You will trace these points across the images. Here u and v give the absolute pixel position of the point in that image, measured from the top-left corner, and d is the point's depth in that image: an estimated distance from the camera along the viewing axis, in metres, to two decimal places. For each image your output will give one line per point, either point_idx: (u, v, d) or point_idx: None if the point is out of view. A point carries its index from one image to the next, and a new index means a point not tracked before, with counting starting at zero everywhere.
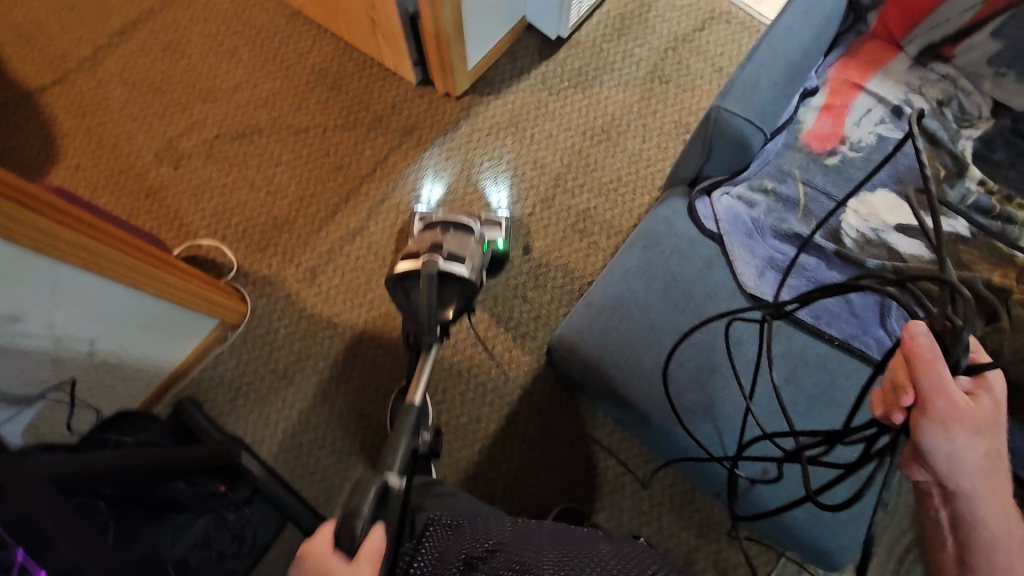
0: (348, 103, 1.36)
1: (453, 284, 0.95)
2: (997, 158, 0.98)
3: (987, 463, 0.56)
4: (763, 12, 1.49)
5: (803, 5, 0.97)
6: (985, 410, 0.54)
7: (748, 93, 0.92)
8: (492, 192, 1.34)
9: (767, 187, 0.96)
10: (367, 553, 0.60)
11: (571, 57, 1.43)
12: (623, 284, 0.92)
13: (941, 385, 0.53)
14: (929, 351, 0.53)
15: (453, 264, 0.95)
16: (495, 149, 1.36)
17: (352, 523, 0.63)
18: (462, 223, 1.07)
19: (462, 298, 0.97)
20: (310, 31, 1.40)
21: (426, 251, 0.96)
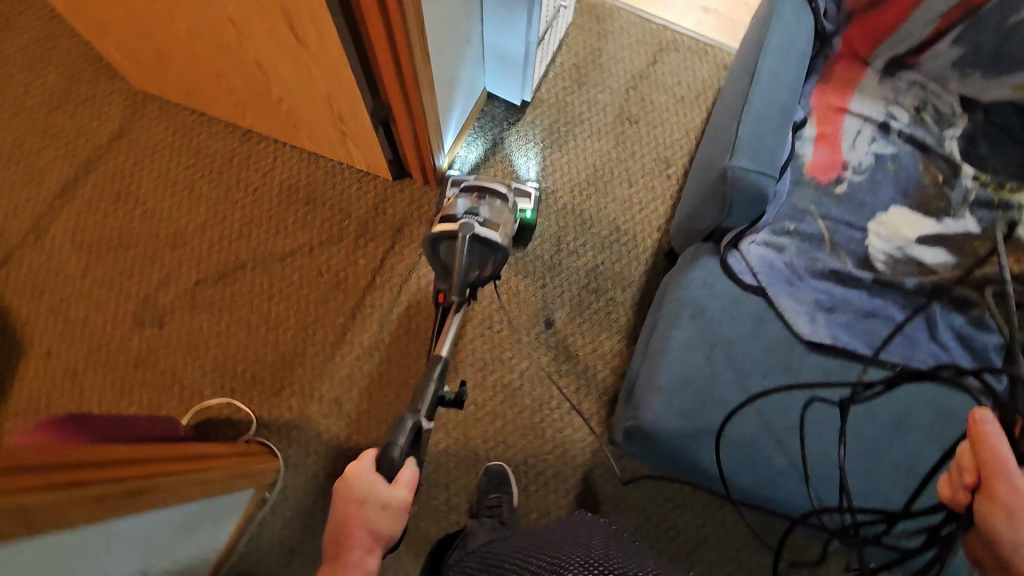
0: (329, 215, 1.30)
1: (487, 249, 0.92)
2: (981, 151, 1.02)
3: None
4: (706, 35, 1.52)
5: (779, 47, 0.99)
6: None
7: (755, 147, 0.93)
8: (519, 160, 1.39)
9: (790, 228, 0.98)
10: (404, 480, 0.69)
11: (543, 108, 1.43)
12: (684, 361, 0.91)
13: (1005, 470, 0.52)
14: (999, 435, 0.53)
15: (489, 231, 0.91)
16: (522, 124, 1.41)
17: (391, 451, 0.69)
18: (495, 189, 1.03)
19: (497, 263, 0.94)
20: (269, 149, 1.33)
21: (461, 215, 0.93)
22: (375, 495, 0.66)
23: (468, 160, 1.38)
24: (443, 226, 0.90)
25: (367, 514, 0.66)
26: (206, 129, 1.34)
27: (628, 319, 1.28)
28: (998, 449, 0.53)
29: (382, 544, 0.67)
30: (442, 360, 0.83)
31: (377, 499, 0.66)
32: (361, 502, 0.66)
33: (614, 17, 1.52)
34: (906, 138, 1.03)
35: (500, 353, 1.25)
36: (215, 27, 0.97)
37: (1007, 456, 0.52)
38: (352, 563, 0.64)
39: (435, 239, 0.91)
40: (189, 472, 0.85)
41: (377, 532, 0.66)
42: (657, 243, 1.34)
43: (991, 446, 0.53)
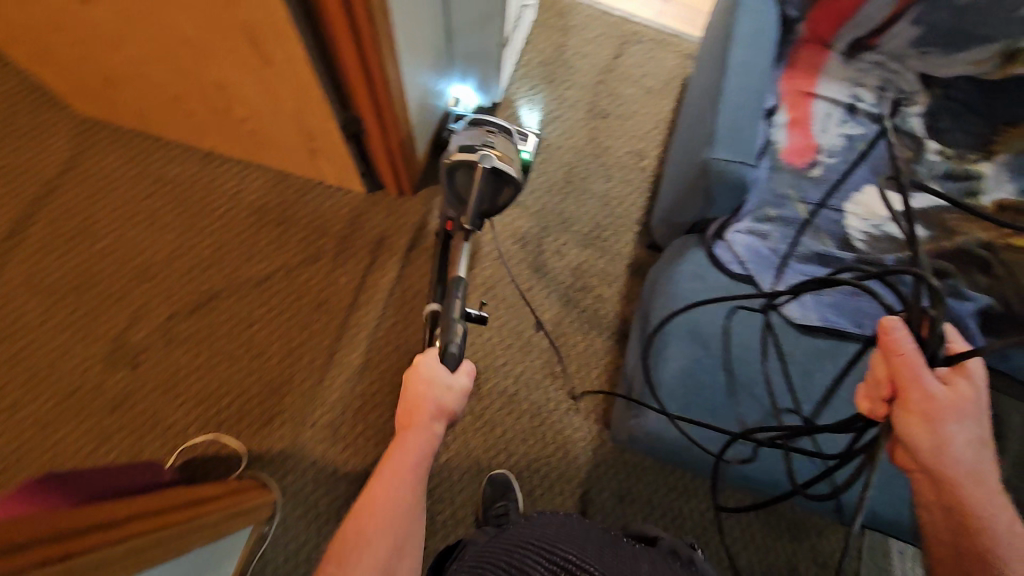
0: (304, 233, 1.26)
1: (502, 182, 0.90)
2: (943, 126, 1.07)
3: (981, 455, 0.63)
4: (667, 25, 1.53)
5: (746, 37, 1.01)
6: (962, 396, 0.62)
7: (734, 137, 0.94)
8: (524, 112, 1.41)
9: (771, 214, 0.99)
10: (464, 369, 0.83)
11: (527, 79, 1.44)
12: (684, 353, 0.92)
13: (917, 373, 0.61)
14: (906, 344, 0.61)
15: (506, 164, 0.88)
16: (519, 80, 1.43)
17: (450, 345, 0.81)
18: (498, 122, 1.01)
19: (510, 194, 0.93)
20: (234, 170, 1.28)
21: (478, 143, 0.90)
22: (440, 381, 0.79)
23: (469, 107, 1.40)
24: (459, 156, 0.89)
25: (434, 394, 0.78)
26: (164, 153, 1.28)
27: (617, 314, 1.29)
28: (909, 357, 0.61)
29: (446, 417, 0.80)
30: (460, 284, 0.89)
31: (442, 381, 0.79)
32: (428, 387, 0.79)
33: (576, 12, 1.51)
34: (874, 118, 1.05)
35: (493, 360, 1.24)
36: (172, 50, 0.92)
37: (918, 363, 0.61)
38: (422, 430, 0.77)
39: (452, 167, 0.90)
40: (178, 522, 0.80)
41: (443, 406, 0.78)
42: (637, 235, 1.34)
43: (904, 356, 0.61)
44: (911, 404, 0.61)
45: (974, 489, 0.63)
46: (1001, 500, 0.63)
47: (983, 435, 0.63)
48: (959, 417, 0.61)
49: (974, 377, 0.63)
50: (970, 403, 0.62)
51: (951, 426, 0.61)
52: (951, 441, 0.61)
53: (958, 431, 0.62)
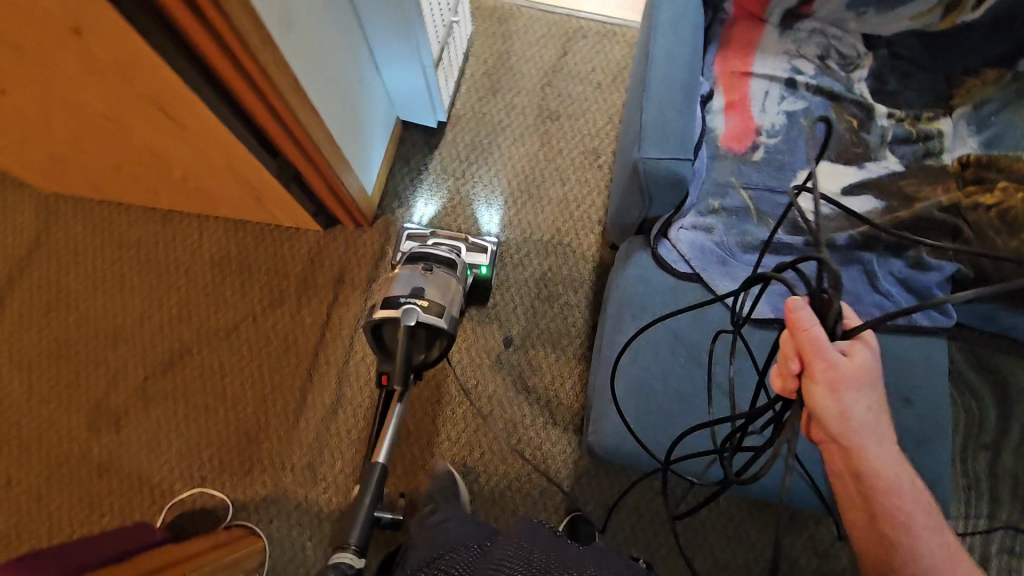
0: (265, 279, 1.27)
1: (433, 333, 0.93)
2: (891, 87, 1.02)
3: (877, 414, 0.66)
4: (610, 14, 1.49)
5: (667, 27, 0.97)
6: (865, 368, 0.63)
7: (661, 134, 0.90)
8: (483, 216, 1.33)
9: (715, 206, 0.96)
10: None
11: (481, 170, 1.36)
12: (636, 362, 0.90)
13: (822, 349, 0.60)
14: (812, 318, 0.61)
15: (433, 317, 0.92)
16: (466, 89, 1.42)
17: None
18: (441, 257, 1.06)
19: (439, 344, 0.95)
20: (192, 224, 1.30)
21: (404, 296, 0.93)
22: None
23: (425, 216, 1.32)
24: (385, 310, 0.91)
25: None
26: (124, 216, 1.30)
27: (586, 320, 1.27)
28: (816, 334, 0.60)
29: None
30: (378, 467, 0.89)
31: None
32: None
33: (514, 17, 1.48)
34: (814, 90, 1.00)
35: (464, 383, 1.24)
36: (95, 125, 0.94)
37: (822, 337, 0.59)
38: None
39: (378, 323, 0.93)
40: None
41: None
42: (599, 237, 1.32)
43: (809, 330, 0.60)
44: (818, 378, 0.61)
45: (874, 447, 0.67)
46: (894, 449, 0.68)
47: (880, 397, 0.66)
48: (858, 385, 0.62)
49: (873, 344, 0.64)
50: (870, 373, 0.63)
51: (852, 395, 0.62)
52: (854, 411, 0.63)
53: (860, 399, 0.63)
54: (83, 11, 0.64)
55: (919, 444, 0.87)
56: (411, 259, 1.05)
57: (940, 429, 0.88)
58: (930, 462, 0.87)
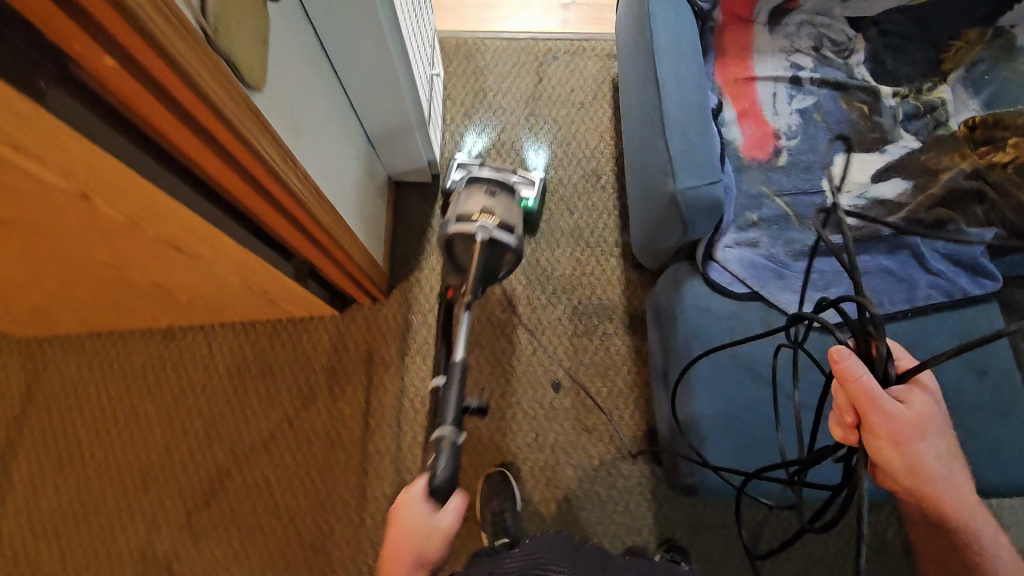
0: (291, 378, 1.19)
1: (503, 250, 0.89)
2: (888, 66, 1.03)
3: (949, 460, 0.65)
4: (575, 30, 1.46)
5: (670, 48, 0.93)
6: (927, 416, 0.61)
7: (693, 161, 0.89)
8: (530, 154, 1.36)
9: (754, 218, 0.95)
10: (453, 508, 0.76)
11: (501, 147, 1.36)
12: (719, 396, 0.88)
13: (875, 399, 0.57)
14: (864, 372, 0.57)
15: (505, 235, 0.88)
16: (453, 133, 1.37)
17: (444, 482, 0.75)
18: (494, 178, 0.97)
19: (511, 260, 0.92)
20: (197, 337, 1.21)
21: (478, 214, 0.88)
22: (424, 526, 0.73)
23: (478, 147, 1.36)
24: (457, 228, 0.87)
25: (417, 544, 0.73)
26: (120, 346, 1.20)
27: (628, 346, 1.25)
28: (867, 383, 0.57)
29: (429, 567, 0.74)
30: (460, 366, 0.80)
31: (425, 533, 0.73)
32: (410, 529, 0.74)
33: (480, 51, 1.44)
34: (819, 83, 1.01)
35: (522, 438, 1.20)
36: (92, 270, 0.85)
37: (874, 386, 0.57)
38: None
39: (450, 238, 0.88)
40: None
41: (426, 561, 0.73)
42: (621, 258, 1.29)
43: (859, 381, 0.57)
44: (878, 430, 0.58)
45: (948, 494, 0.67)
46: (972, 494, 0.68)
47: (946, 429, 0.64)
48: (924, 435, 0.61)
49: (931, 390, 0.62)
50: (931, 419, 0.61)
51: (916, 446, 0.61)
52: (924, 459, 0.63)
53: (926, 446, 0.63)
54: (95, 177, 0.57)
55: (998, 413, 0.89)
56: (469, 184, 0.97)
57: (1016, 393, 0.90)
58: (1015, 427, 0.88)
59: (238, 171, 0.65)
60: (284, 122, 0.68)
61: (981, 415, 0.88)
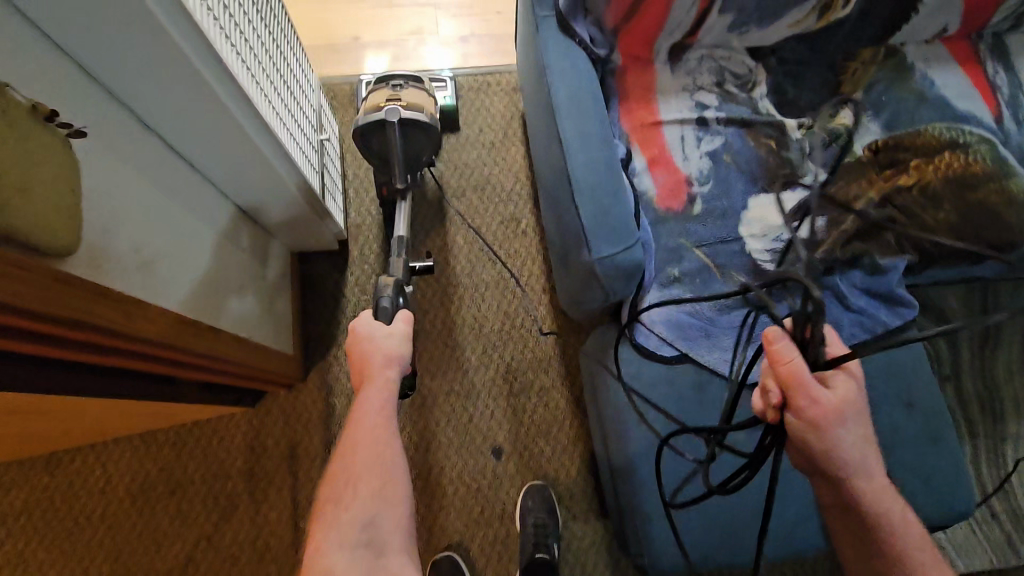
0: (205, 490, 1.08)
1: (419, 133, 0.92)
2: (790, 98, 1.01)
3: (866, 445, 0.63)
4: (477, 65, 1.37)
5: (569, 105, 0.87)
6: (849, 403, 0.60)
7: (606, 225, 0.83)
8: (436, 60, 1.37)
9: (675, 273, 0.91)
10: (400, 318, 0.79)
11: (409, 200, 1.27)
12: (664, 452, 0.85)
13: (803, 381, 0.56)
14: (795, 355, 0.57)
15: (415, 112, 0.90)
16: (358, 188, 1.27)
17: (383, 303, 0.79)
18: (406, 74, 1.00)
19: (431, 144, 0.95)
20: (88, 459, 1.07)
21: (388, 100, 0.92)
22: (380, 333, 0.76)
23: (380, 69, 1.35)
24: (368, 121, 0.89)
25: (378, 345, 0.75)
26: None
27: (568, 398, 1.20)
28: (796, 366, 0.56)
29: (398, 363, 0.75)
30: (399, 237, 0.91)
31: (382, 334, 0.76)
32: (370, 342, 0.75)
33: None
34: (725, 121, 0.97)
35: (466, 511, 1.13)
36: None
37: (803, 369, 0.56)
38: (376, 381, 0.72)
39: (364, 133, 0.91)
40: None
41: (392, 354, 0.75)
42: (550, 306, 1.24)
43: (791, 365, 0.56)
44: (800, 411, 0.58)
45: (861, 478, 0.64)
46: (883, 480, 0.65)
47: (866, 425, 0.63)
48: (843, 420, 0.60)
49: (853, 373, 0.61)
50: (851, 404, 0.60)
51: (837, 431, 0.59)
52: (839, 445, 0.61)
53: (844, 432, 0.61)
54: None
55: (931, 446, 0.89)
56: (377, 83, 0.99)
57: (943, 423, 0.90)
58: (946, 457, 0.89)
59: (67, 342, 0.54)
60: (114, 267, 0.58)
61: (913, 450, 0.89)
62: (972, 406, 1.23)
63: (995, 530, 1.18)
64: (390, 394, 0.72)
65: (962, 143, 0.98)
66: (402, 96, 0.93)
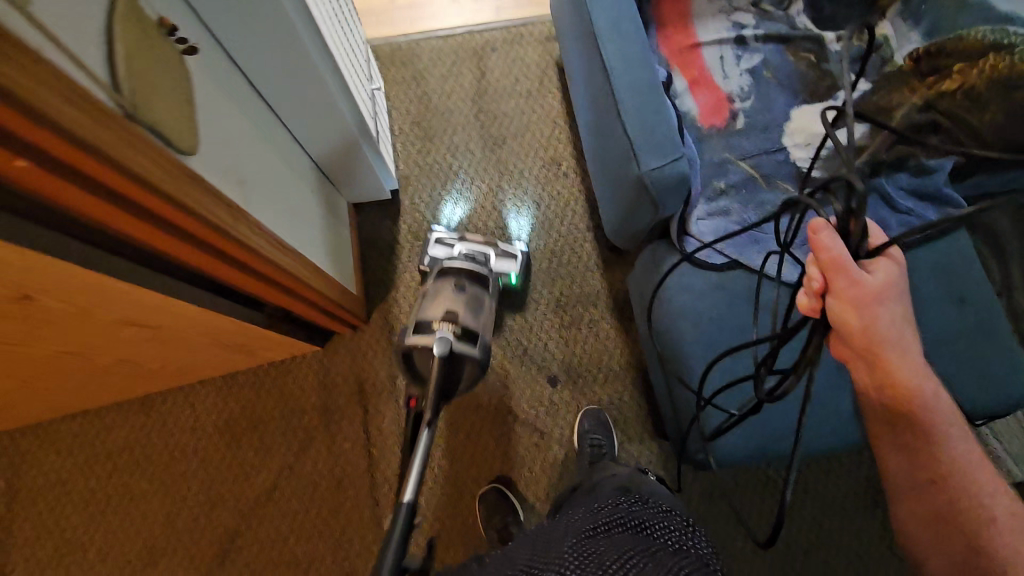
0: (284, 423, 1.16)
1: (462, 363, 0.88)
2: (828, 12, 1.02)
3: (901, 326, 0.62)
4: (511, 17, 1.41)
5: (612, 29, 0.91)
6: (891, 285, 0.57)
7: (655, 140, 0.86)
8: (513, 220, 1.29)
9: (721, 186, 0.94)
10: None
11: (454, 152, 1.32)
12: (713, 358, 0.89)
13: (846, 268, 0.53)
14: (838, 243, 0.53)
15: (465, 346, 0.88)
16: (405, 144, 1.33)
17: None
18: (464, 267, 1.07)
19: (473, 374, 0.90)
20: (178, 400, 1.16)
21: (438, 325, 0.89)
22: None
23: (454, 217, 1.28)
24: (416, 339, 0.87)
25: None
26: (97, 423, 1.14)
27: (618, 329, 1.24)
28: (839, 255, 0.53)
29: None
30: (406, 508, 0.69)
31: None
32: None
33: (416, 54, 1.38)
34: (764, 39, 0.99)
35: (527, 441, 1.19)
36: (50, 362, 0.80)
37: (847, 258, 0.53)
38: None
39: (409, 349, 0.89)
40: None
41: None
42: (595, 243, 1.28)
43: (832, 253, 0.53)
44: (841, 294, 0.55)
45: (896, 362, 0.63)
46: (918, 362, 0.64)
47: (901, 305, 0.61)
48: (885, 301, 0.57)
49: (895, 257, 0.58)
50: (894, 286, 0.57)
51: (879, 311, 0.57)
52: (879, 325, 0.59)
53: (883, 313, 0.59)
54: (31, 276, 0.53)
55: (985, 337, 0.91)
56: (439, 278, 1.05)
57: (996, 316, 0.92)
58: (1001, 349, 0.91)
59: (188, 240, 0.60)
60: (224, 177, 0.64)
61: (969, 341, 0.90)
62: None
63: None
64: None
65: (1006, 44, 0.91)
66: (461, 309, 0.96)
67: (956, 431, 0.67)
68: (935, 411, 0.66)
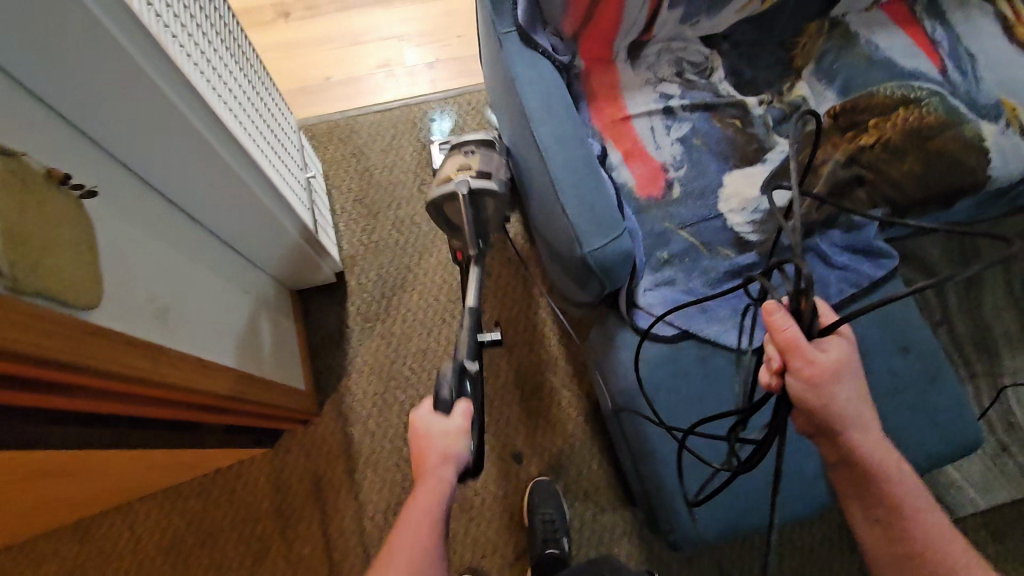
0: (236, 534, 1.08)
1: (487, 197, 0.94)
2: (748, 80, 1.06)
3: (858, 402, 0.62)
4: (447, 88, 1.42)
5: (543, 110, 0.91)
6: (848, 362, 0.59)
7: (596, 217, 0.86)
8: None
9: (664, 256, 0.95)
10: (459, 412, 0.73)
11: (400, 226, 1.30)
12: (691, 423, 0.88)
13: (798, 346, 0.57)
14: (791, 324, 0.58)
15: (483, 181, 0.93)
16: (349, 222, 1.30)
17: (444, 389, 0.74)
18: (476, 139, 1.04)
19: (499, 207, 0.97)
20: (115, 522, 1.07)
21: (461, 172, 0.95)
22: (437, 428, 0.71)
23: (445, 127, 1.38)
24: (440, 191, 0.93)
25: (436, 442, 0.70)
26: (24, 558, 1.04)
27: (580, 394, 1.22)
28: (792, 334, 0.57)
29: (451, 463, 0.69)
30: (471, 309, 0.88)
31: (438, 432, 0.70)
32: (426, 439, 0.70)
33: (355, 130, 1.37)
34: (690, 108, 1.02)
35: (497, 520, 1.15)
36: None
37: (801, 337, 0.57)
38: (427, 482, 0.67)
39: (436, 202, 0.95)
40: None
41: (448, 453, 0.69)
42: (550, 307, 1.27)
43: (787, 333, 0.58)
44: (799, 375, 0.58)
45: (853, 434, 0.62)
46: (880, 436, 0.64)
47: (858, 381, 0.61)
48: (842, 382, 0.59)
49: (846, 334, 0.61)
50: (850, 363, 0.59)
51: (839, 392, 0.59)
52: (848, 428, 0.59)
53: (843, 392, 0.60)
54: None
55: (931, 384, 0.93)
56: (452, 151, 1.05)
57: (939, 362, 0.94)
58: (948, 394, 0.93)
59: (102, 395, 0.56)
60: (138, 315, 0.61)
61: (917, 391, 0.92)
62: (967, 347, 1.26)
63: (1009, 463, 1.20)
64: (443, 499, 0.67)
65: (913, 98, 1.02)
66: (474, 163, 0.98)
67: (922, 503, 0.63)
68: (902, 491, 0.63)
